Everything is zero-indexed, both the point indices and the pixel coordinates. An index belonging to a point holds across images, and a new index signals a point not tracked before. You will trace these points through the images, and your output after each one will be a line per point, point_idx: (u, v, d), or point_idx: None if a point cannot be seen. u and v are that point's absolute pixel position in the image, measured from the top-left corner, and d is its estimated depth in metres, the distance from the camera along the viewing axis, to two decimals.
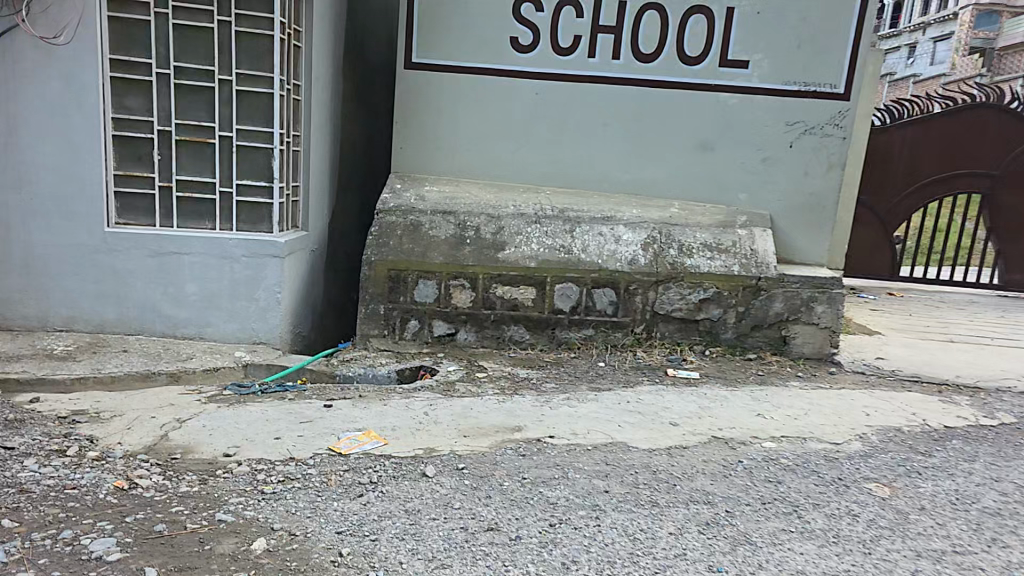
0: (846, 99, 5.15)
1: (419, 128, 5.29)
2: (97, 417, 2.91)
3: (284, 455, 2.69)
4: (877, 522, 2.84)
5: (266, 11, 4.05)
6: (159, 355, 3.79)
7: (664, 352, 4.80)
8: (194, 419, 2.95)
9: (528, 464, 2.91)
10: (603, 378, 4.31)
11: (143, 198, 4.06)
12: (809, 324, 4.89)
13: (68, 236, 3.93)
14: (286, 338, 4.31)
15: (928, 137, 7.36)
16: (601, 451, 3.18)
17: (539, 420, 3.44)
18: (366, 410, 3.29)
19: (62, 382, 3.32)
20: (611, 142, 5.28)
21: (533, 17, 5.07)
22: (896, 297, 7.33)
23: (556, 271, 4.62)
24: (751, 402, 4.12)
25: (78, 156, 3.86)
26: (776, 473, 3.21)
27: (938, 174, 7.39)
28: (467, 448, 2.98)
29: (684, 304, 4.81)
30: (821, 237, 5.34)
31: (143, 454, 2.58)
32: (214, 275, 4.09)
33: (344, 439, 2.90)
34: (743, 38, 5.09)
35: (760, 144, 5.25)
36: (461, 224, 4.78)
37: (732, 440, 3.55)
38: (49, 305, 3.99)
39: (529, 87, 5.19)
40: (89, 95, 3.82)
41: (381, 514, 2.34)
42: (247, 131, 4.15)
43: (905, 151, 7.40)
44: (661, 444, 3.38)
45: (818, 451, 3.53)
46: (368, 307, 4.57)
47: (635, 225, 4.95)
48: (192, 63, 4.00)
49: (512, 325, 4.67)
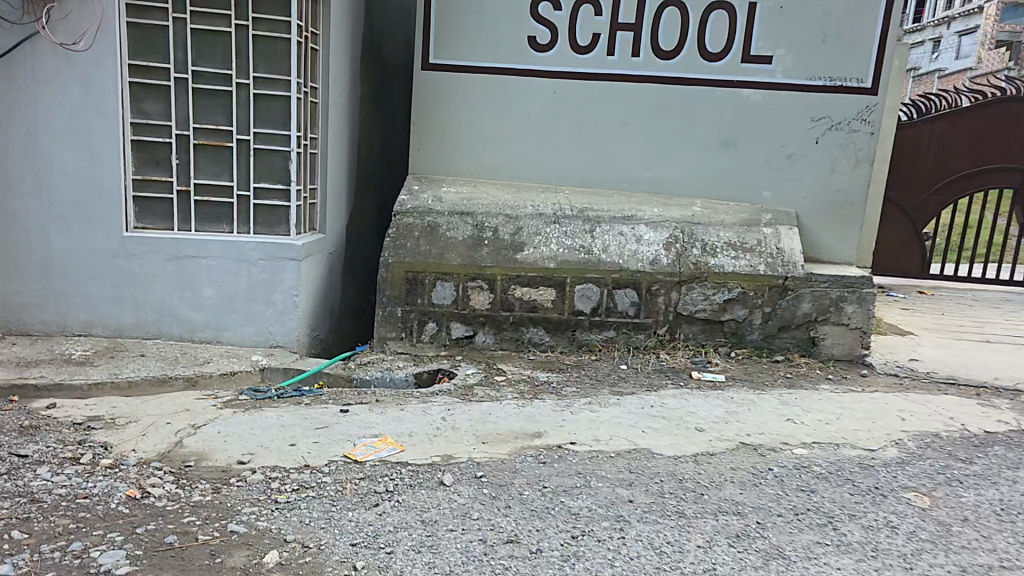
0: (874, 94, 4.95)
1: (435, 129, 5.23)
2: (113, 424, 2.89)
3: (299, 462, 2.63)
4: (918, 535, 2.68)
5: (282, 14, 4.03)
6: (176, 360, 3.78)
7: (688, 354, 4.66)
8: (209, 425, 2.92)
9: (549, 472, 2.81)
10: (625, 382, 4.19)
11: (161, 202, 4.06)
12: (838, 325, 4.72)
13: (87, 240, 3.94)
14: (303, 341, 4.27)
15: (957, 130, 7.06)
16: (624, 458, 3.07)
17: (560, 426, 3.35)
18: (383, 415, 3.22)
19: (79, 388, 3.32)
20: (631, 140, 5.16)
21: (551, 15, 4.97)
22: (928, 296, 7.06)
23: (576, 271, 4.52)
24: (780, 407, 3.97)
25: (97, 162, 3.87)
26: (809, 482, 3.06)
27: (969, 169, 7.11)
28: (486, 455, 2.90)
29: (708, 304, 4.66)
30: (849, 235, 5.15)
31: (157, 462, 2.54)
32: (231, 279, 4.07)
33: (360, 445, 2.84)
34: (767, 33, 4.93)
35: (786, 140, 5.08)
36: (479, 224, 4.71)
37: (762, 446, 3.41)
38: (68, 310, 4.01)
39: (547, 86, 5.10)
40: (108, 100, 3.82)
41: (397, 525, 2.27)
42: (264, 134, 4.13)
43: (934, 145, 7.12)
44: (686, 450, 3.26)
45: (852, 458, 3.37)
46: (385, 309, 4.51)
47: (656, 225, 4.82)
48: (210, 67, 3.99)
49: (531, 327, 4.58)
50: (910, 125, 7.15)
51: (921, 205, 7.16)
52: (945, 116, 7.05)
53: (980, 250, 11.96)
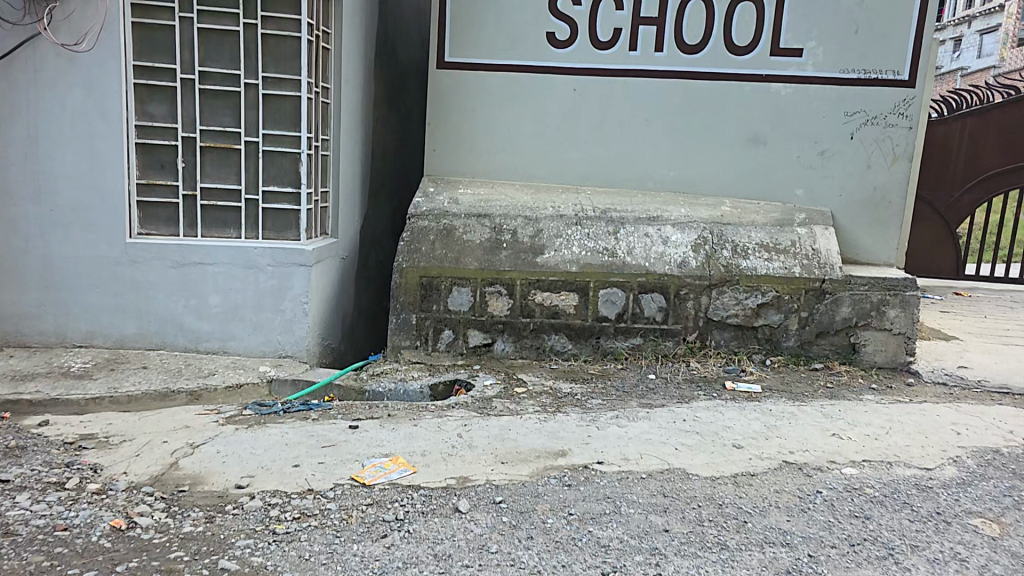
0: (912, 86, 4.64)
1: (450, 130, 5.02)
2: (105, 443, 2.72)
3: (301, 486, 2.43)
4: (992, 570, 2.37)
5: (291, 12, 3.87)
6: (179, 372, 3.62)
7: (720, 363, 4.34)
8: (208, 444, 2.73)
9: (575, 497, 2.56)
10: (654, 394, 3.91)
11: (167, 207, 3.92)
12: (880, 330, 4.38)
13: (89, 248, 3.80)
14: (314, 350, 4.09)
15: (989, 128, 6.63)
16: (657, 480, 2.81)
17: (585, 443, 3.09)
18: (394, 432, 3.00)
19: (76, 403, 3.17)
20: (654, 137, 4.89)
21: (570, 11, 4.75)
22: (966, 297, 6.63)
23: (599, 275, 4.26)
24: (824, 420, 3.65)
25: (99, 166, 3.74)
26: (862, 507, 2.76)
27: (1004, 165, 6.66)
28: (505, 478, 2.66)
29: (740, 309, 4.35)
30: (888, 236, 4.80)
31: (147, 486, 2.36)
32: (238, 286, 3.90)
33: (369, 466, 2.62)
34: (798, 24, 4.65)
35: (820, 136, 4.77)
36: (497, 226, 4.48)
37: (807, 466, 3.11)
38: (67, 320, 3.87)
39: (565, 83, 4.86)
40: (111, 102, 3.69)
41: (406, 560, 2.05)
42: (274, 135, 3.97)
43: (965, 143, 6.70)
44: (724, 471, 2.98)
45: (908, 479, 3.05)
46: (399, 317, 4.28)
47: (683, 225, 4.55)
48: (217, 67, 3.85)
49: (553, 334, 4.32)
50: (940, 121, 6.68)
51: (953, 204, 6.71)
52: (976, 113, 6.64)
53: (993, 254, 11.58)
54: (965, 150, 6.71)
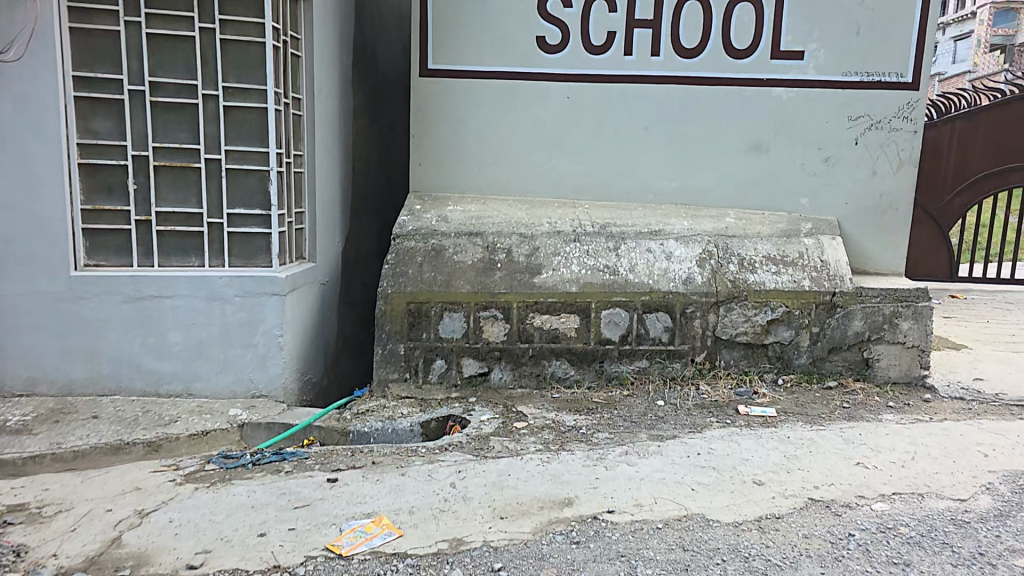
0: (915, 88, 4.43)
1: (436, 145, 4.72)
2: (35, 516, 2.39)
3: (266, 561, 2.11)
4: None
5: (253, 16, 3.59)
6: (135, 421, 3.28)
7: (731, 385, 4.02)
8: (159, 511, 2.41)
9: (583, 558, 2.24)
10: (664, 424, 3.58)
11: (119, 235, 3.58)
12: (893, 344, 4.10)
13: (28, 283, 3.45)
14: (290, 388, 3.76)
15: (980, 129, 6.37)
16: (674, 530, 2.49)
17: (592, 488, 2.76)
18: (378, 484, 2.67)
19: (11, 464, 2.83)
20: (651, 147, 4.62)
21: (561, 13, 4.49)
22: (960, 300, 6.41)
23: (600, 294, 3.94)
24: (846, 447, 3.34)
25: (37, 190, 3.40)
26: (900, 551, 2.43)
27: (999, 167, 6.38)
28: (505, 538, 2.33)
29: (750, 327, 4.04)
30: (898, 245, 4.57)
31: (81, 572, 2.04)
32: (203, 320, 3.58)
33: (348, 531, 2.29)
34: (799, 23, 4.41)
35: (824, 142, 4.52)
36: (490, 245, 4.18)
37: (835, 503, 2.80)
38: (7, 366, 3.50)
39: (557, 91, 4.59)
40: (47, 118, 3.36)
41: None
42: (237, 151, 3.66)
43: (956, 146, 6.42)
44: (746, 514, 2.66)
45: (941, 512, 2.74)
46: (385, 348, 3.92)
47: (687, 239, 4.26)
48: (171, 77, 3.54)
49: (553, 360, 3.98)
50: (930, 126, 6.42)
51: (946, 207, 6.43)
52: (966, 116, 6.37)
53: (984, 254, 11.52)
54: (952, 154, 6.45)
